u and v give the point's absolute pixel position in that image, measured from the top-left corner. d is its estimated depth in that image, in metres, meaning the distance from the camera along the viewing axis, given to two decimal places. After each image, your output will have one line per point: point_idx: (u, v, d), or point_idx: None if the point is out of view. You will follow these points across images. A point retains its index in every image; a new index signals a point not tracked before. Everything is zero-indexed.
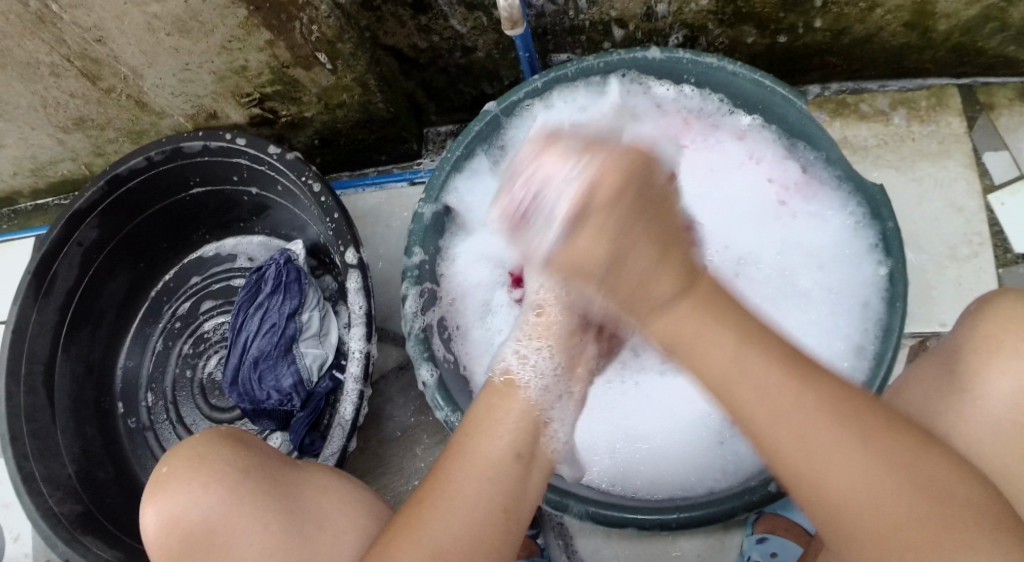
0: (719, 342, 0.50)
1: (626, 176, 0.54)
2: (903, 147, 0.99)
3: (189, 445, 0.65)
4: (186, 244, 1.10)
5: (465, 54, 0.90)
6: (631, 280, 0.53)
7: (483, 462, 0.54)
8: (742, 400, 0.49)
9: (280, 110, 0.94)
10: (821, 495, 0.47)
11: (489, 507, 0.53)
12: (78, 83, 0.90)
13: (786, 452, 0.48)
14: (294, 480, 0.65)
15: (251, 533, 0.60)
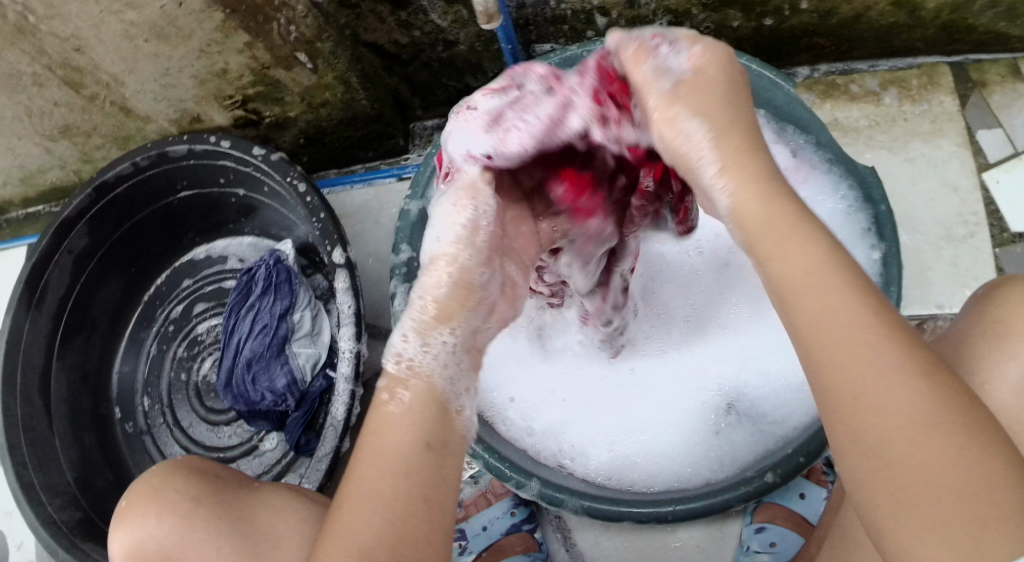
0: (805, 252, 0.44)
1: (725, 67, 0.55)
2: (895, 127, 0.98)
3: (147, 479, 0.71)
4: (178, 247, 1.10)
5: (447, 48, 0.90)
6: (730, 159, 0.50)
7: (388, 452, 0.48)
8: (811, 325, 0.43)
9: (264, 111, 0.94)
10: (857, 439, 0.40)
11: (401, 497, 0.46)
12: (61, 92, 0.90)
13: (835, 387, 0.41)
14: (246, 502, 0.70)
15: (204, 557, 0.66)
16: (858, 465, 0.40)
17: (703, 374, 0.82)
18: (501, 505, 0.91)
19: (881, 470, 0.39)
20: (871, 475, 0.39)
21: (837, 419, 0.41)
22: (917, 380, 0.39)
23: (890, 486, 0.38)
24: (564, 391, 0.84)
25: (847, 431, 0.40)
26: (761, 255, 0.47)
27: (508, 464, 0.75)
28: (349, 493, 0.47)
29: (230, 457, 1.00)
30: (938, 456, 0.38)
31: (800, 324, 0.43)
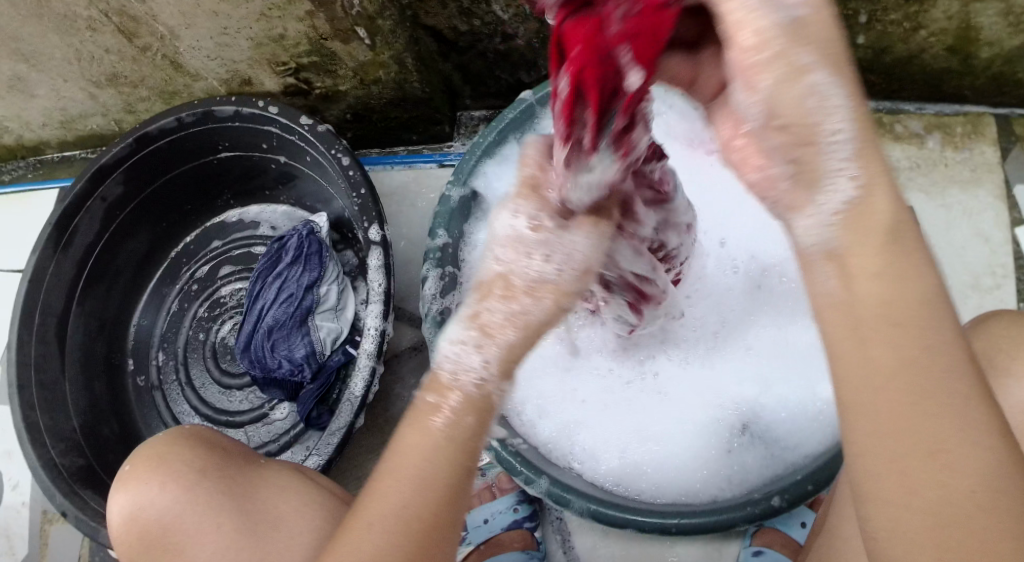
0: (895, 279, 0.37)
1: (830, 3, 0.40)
2: (934, 171, 0.98)
3: (152, 445, 0.72)
4: (210, 208, 1.10)
5: (504, 41, 0.90)
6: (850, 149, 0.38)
7: (427, 474, 0.48)
8: (890, 362, 0.36)
9: (314, 82, 0.94)
10: (888, 481, 0.36)
11: (435, 521, 0.47)
12: (114, 39, 0.90)
13: (892, 421, 0.36)
14: (249, 479, 0.70)
15: (201, 531, 0.66)
16: (885, 504, 0.37)
17: (724, 392, 0.81)
18: (505, 500, 0.92)
19: (912, 514, 0.36)
20: (894, 516, 0.36)
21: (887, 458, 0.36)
22: (993, 439, 0.36)
23: (919, 533, 0.36)
24: (586, 392, 0.84)
25: (876, 468, 0.37)
26: (858, 268, 0.38)
27: (519, 458, 0.75)
28: (381, 513, 0.47)
29: (239, 422, 1.00)
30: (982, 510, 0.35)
31: (875, 356, 0.37)
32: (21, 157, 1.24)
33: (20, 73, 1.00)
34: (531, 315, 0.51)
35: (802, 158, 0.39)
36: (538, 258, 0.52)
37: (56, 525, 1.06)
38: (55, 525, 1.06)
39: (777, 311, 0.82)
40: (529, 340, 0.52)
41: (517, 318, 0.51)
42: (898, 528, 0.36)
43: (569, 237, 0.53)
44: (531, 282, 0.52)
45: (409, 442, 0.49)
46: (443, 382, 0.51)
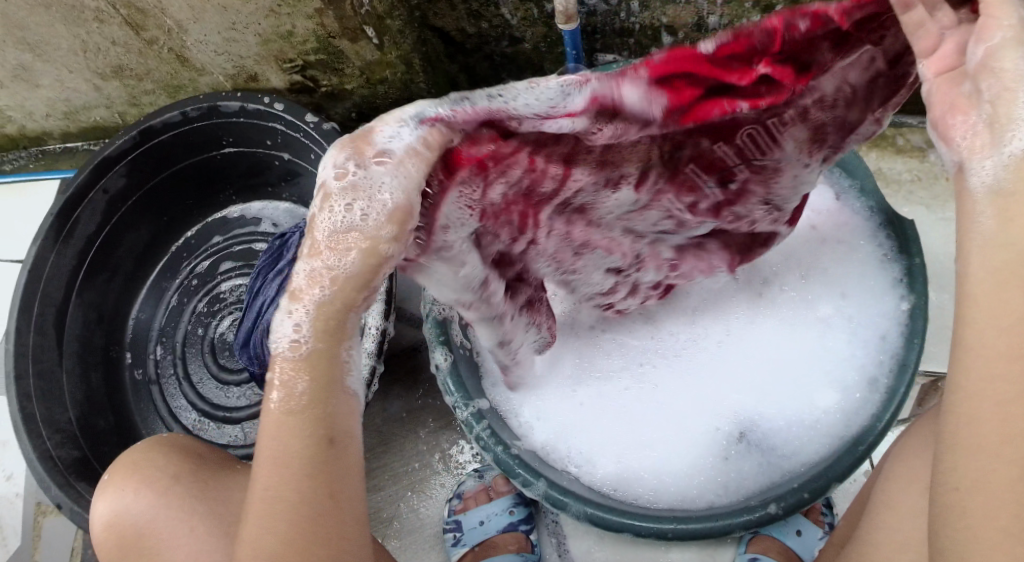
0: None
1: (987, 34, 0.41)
2: (936, 185, 0.98)
3: (130, 452, 0.72)
4: (212, 202, 1.11)
5: (512, 44, 0.90)
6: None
7: (284, 456, 0.49)
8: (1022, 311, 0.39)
9: (321, 80, 0.94)
10: (980, 435, 0.40)
11: (301, 497, 0.49)
12: (121, 31, 0.90)
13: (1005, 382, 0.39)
14: (222, 483, 0.70)
15: (175, 537, 0.67)
16: (972, 455, 0.40)
17: (721, 401, 0.81)
18: (500, 502, 0.93)
19: (997, 469, 0.39)
20: (972, 469, 0.40)
21: (993, 412, 0.40)
22: None
23: (1001, 487, 0.39)
24: (583, 397, 0.82)
25: (974, 422, 0.40)
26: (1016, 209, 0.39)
27: (517, 460, 0.76)
28: (256, 497, 0.50)
29: (235, 418, 1.00)
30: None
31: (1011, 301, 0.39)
32: (22, 147, 1.24)
33: (25, 62, 1.00)
34: (340, 272, 0.45)
35: (995, 104, 0.37)
36: (344, 203, 0.44)
37: (49, 517, 1.06)
38: (49, 517, 1.06)
39: (779, 321, 0.81)
40: (344, 297, 0.46)
41: (323, 274, 0.45)
42: (984, 482, 0.40)
43: (380, 175, 0.43)
44: (334, 230, 0.44)
45: (265, 429, 0.50)
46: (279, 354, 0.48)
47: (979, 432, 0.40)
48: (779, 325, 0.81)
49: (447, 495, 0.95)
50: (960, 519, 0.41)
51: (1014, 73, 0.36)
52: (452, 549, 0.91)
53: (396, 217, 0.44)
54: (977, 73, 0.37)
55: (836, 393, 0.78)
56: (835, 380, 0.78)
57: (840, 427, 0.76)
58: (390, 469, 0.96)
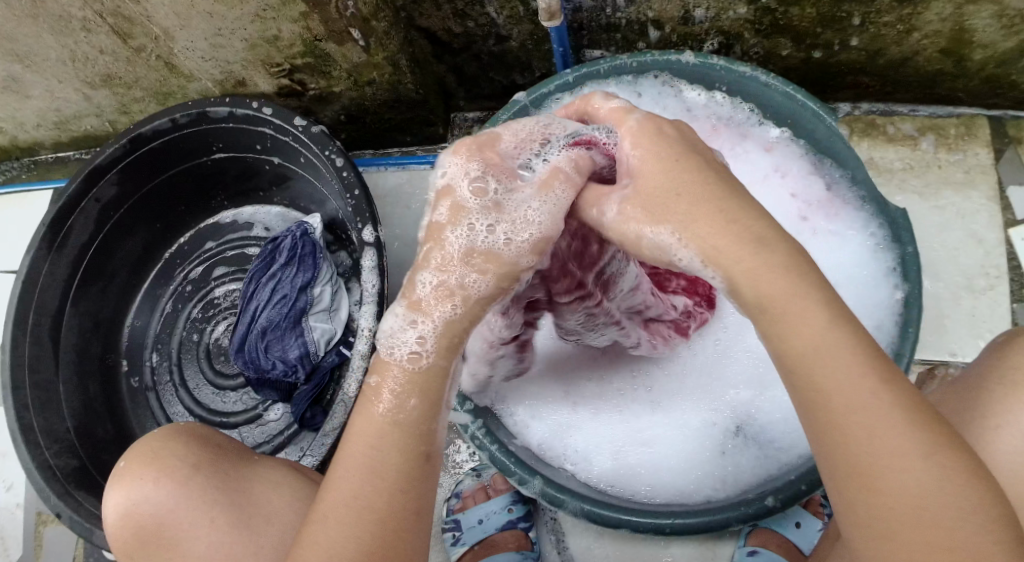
0: (809, 323, 0.42)
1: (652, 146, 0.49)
2: (929, 173, 0.98)
3: (148, 440, 0.71)
4: (205, 208, 1.10)
5: (499, 42, 0.90)
6: (723, 225, 0.45)
7: (381, 464, 0.48)
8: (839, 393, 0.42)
9: (309, 83, 0.94)
10: (884, 479, 0.41)
11: (392, 509, 0.47)
12: (109, 40, 0.90)
13: (868, 423, 0.41)
14: (241, 473, 0.70)
15: (201, 525, 0.67)
16: (878, 504, 0.41)
17: (719, 395, 0.81)
18: (499, 501, 0.93)
19: (912, 500, 0.41)
20: (882, 521, 0.41)
21: (882, 453, 0.41)
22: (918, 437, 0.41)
23: (925, 521, 0.41)
24: (579, 400, 0.83)
25: (875, 470, 0.41)
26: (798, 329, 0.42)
27: (513, 458, 0.75)
28: (337, 500, 0.48)
29: (232, 423, 1.00)
30: (967, 483, 0.41)
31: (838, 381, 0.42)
32: (15, 157, 1.24)
33: (15, 73, 1.00)
34: (473, 291, 0.49)
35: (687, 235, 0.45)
36: (482, 225, 0.49)
37: (50, 526, 1.06)
38: (49, 526, 1.06)
39: None
40: (469, 316, 0.50)
41: (454, 291, 0.49)
42: (912, 521, 0.41)
43: (527, 203, 0.50)
44: (469, 248, 0.49)
45: (359, 429, 0.49)
46: (382, 361, 0.49)
47: (882, 478, 0.41)
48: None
49: (445, 495, 0.96)
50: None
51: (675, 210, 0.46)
52: (452, 549, 0.92)
53: (539, 246, 0.49)
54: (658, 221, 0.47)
55: None
56: None
57: None
58: None
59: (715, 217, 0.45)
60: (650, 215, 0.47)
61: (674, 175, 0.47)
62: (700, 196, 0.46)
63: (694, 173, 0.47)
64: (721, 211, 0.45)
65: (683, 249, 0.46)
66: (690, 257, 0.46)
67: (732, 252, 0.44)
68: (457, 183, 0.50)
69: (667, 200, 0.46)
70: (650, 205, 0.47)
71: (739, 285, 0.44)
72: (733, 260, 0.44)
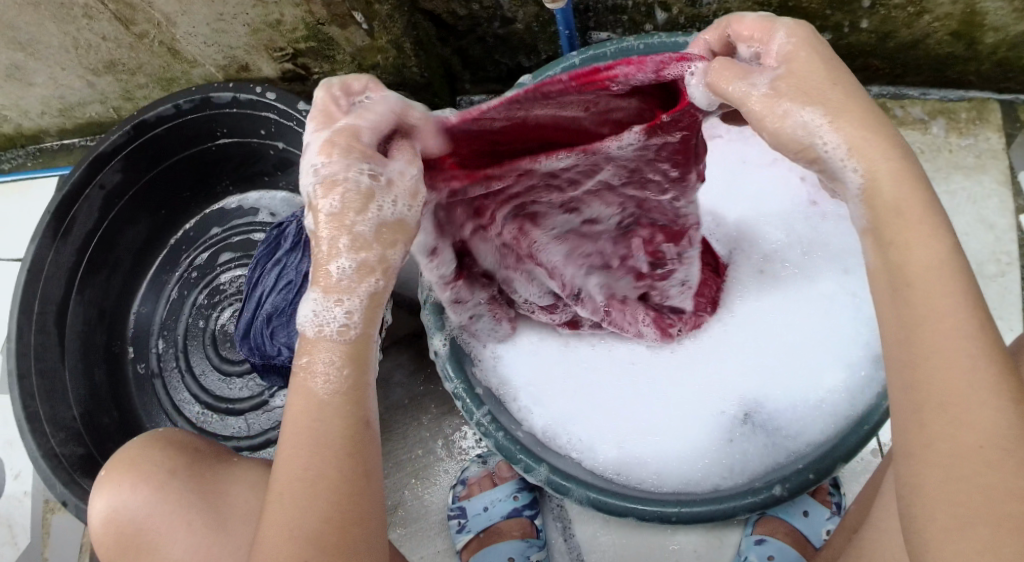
0: (936, 240, 0.42)
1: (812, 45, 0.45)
2: (939, 157, 0.97)
3: (127, 447, 0.71)
4: (210, 194, 1.10)
5: (504, 25, 0.89)
6: (865, 123, 0.43)
7: (326, 436, 0.47)
8: (933, 310, 0.41)
9: (312, 67, 0.94)
10: (970, 418, 0.39)
11: (342, 478, 0.47)
12: (111, 27, 0.90)
13: (967, 355, 0.40)
14: (218, 474, 0.70)
15: (172, 528, 0.67)
16: (959, 445, 0.39)
17: (730, 383, 0.80)
18: (504, 488, 0.92)
19: (990, 465, 0.38)
20: (959, 465, 0.39)
21: (971, 399, 0.39)
22: (1007, 399, 0.39)
23: (1008, 471, 0.38)
24: (574, 385, 0.82)
25: (962, 405, 0.40)
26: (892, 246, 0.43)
27: (519, 446, 0.76)
28: (287, 479, 0.47)
29: (237, 410, 1.00)
30: None
31: (943, 293, 0.41)
32: (20, 146, 1.23)
33: (18, 62, 0.99)
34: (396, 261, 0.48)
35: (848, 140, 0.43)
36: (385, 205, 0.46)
37: (57, 514, 1.06)
38: (56, 514, 1.06)
39: (784, 296, 0.81)
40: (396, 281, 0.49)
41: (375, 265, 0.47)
42: (994, 476, 0.38)
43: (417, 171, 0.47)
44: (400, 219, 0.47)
45: (295, 409, 0.48)
46: (310, 338, 0.47)
47: (968, 416, 0.39)
48: (785, 300, 0.81)
49: (451, 482, 0.95)
50: (951, 521, 0.39)
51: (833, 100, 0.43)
52: (457, 536, 0.91)
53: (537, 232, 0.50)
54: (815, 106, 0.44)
55: (841, 372, 0.77)
56: (840, 357, 0.77)
57: (844, 407, 0.75)
58: (393, 457, 0.96)
59: (863, 116, 0.43)
60: (805, 94, 0.44)
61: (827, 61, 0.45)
62: (851, 92, 0.44)
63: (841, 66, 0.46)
64: (866, 112, 0.44)
65: (832, 133, 0.43)
66: (837, 143, 0.43)
67: (880, 148, 0.43)
68: (343, 178, 0.45)
69: (826, 83, 0.44)
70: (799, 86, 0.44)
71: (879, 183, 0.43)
72: (875, 161, 0.43)
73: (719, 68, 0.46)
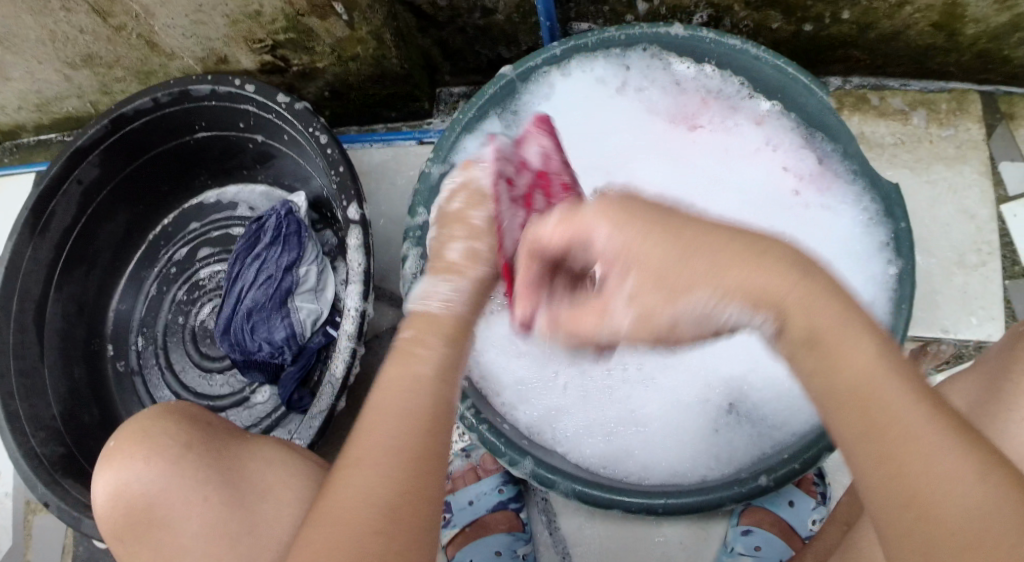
0: (858, 343, 0.43)
1: (633, 214, 0.49)
2: (920, 148, 0.97)
3: (137, 420, 0.69)
4: (188, 188, 1.09)
5: (485, 15, 0.88)
6: (748, 262, 0.46)
7: (410, 408, 0.49)
8: (871, 411, 0.42)
9: (292, 59, 0.93)
10: (940, 498, 0.40)
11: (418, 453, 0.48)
12: (89, 20, 0.88)
13: (920, 440, 0.41)
14: (238, 451, 0.69)
15: (189, 503, 0.65)
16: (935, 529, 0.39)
17: (713, 370, 0.80)
18: (489, 481, 0.92)
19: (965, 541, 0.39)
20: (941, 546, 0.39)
21: (933, 484, 0.40)
22: (967, 475, 0.40)
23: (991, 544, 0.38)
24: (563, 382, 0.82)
25: (929, 490, 0.40)
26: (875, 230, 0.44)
27: (504, 439, 0.74)
28: (368, 447, 0.47)
29: (219, 406, 0.99)
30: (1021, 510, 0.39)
31: (876, 405, 0.42)
32: None
33: None
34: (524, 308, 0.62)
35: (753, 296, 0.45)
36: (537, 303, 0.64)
37: (39, 514, 1.05)
38: (39, 515, 1.05)
39: None
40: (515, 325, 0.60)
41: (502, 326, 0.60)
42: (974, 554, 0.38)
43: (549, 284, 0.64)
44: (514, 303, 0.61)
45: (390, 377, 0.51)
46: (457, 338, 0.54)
47: (938, 500, 0.40)
48: (737, 350, 0.80)
49: None
50: None
51: (707, 283, 0.46)
52: (442, 531, 0.92)
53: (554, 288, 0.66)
54: (685, 291, 0.47)
55: None
56: None
57: None
58: None
59: (747, 269, 0.46)
60: (671, 293, 0.47)
61: (677, 251, 0.47)
62: (719, 262, 0.46)
63: (687, 225, 0.48)
64: (747, 253, 0.46)
65: (729, 307, 0.46)
66: (736, 312, 0.46)
67: (782, 287, 0.45)
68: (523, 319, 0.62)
69: (689, 279, 0.47)
70: (667, 284, 0.47)
71: (790, 313, 0.45)
72: (780, 291, 0.45)
73: (568, 317, 0.53)
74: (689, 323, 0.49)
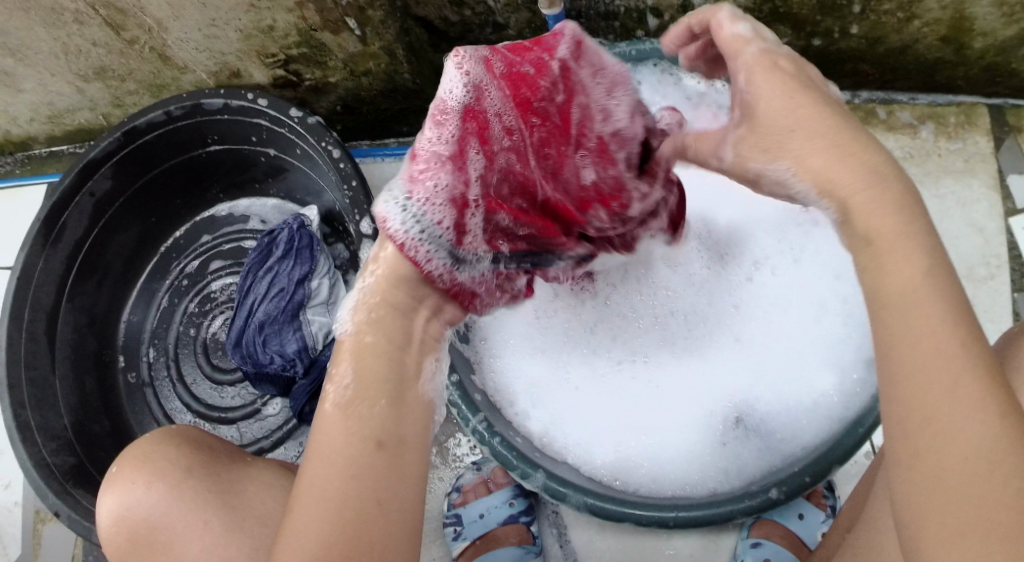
0: (913, 261, 0.41)
1: (779, 74, 0.51)
2: (928, 161, 0.97)
3: (139, 444, 0.70)
4: (199, 201, 1.09)
5: (496, 30, 0.89)
6: (841, 155, 0.46)
7: (332, 452, 0.46)
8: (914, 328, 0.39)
9: (304, 73, 0.93)
10: (954, 433, 0.36)
11: (348, 500, 0.44)
12: (101, 32, 0.89)
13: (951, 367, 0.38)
14: (236, 474, 0.70)
15: (189, 529, 0.66)
16: (945, 458, 0.36)
17: (717, 387, 0.81)
18: (500, 495, 0.92)
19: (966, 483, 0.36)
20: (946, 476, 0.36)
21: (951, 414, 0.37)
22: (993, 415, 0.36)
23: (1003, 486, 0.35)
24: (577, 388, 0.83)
25: (945, 421, 0.37)
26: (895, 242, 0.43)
27: (515, 452, 0.74)
28: (302, 489, 0.45)
29: (230, 418, 1.00)
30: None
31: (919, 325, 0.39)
32: (9, 153, 1.23)
33: (7, 68, 0.99)
34: None
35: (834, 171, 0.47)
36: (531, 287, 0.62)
37: (48, 524, 1.05)
38: (48, 524, 1.05)
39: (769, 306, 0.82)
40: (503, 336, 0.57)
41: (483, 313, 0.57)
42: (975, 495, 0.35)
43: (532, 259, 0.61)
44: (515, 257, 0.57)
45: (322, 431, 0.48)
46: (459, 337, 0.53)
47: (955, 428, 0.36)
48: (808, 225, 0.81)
49: (446, 489, 0.95)
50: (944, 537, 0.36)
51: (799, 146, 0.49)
52: (453, 543, 0.91)
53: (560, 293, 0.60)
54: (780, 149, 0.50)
55: (834, 375, 0.77)
56: (834, 362, 0.77)
57: (839, 409, 0.74)
58: None
59: (846, 148, 0.47)
60: (769, 149, 0.51)
61: (792, 111, 0.50)
62: (834, 126, 0.48)
63: (814, 101, 0.50)
64: (837, 143, 0.47)
65: (800, 181, 0.49)
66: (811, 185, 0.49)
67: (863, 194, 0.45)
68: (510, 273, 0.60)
69: (791, 125, 0.49)
70: (774, 131, 0.50)
71: (855, 214, 0.45)
72: (851, 187, 0.45)
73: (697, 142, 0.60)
74: (773, 180, 0.52)
